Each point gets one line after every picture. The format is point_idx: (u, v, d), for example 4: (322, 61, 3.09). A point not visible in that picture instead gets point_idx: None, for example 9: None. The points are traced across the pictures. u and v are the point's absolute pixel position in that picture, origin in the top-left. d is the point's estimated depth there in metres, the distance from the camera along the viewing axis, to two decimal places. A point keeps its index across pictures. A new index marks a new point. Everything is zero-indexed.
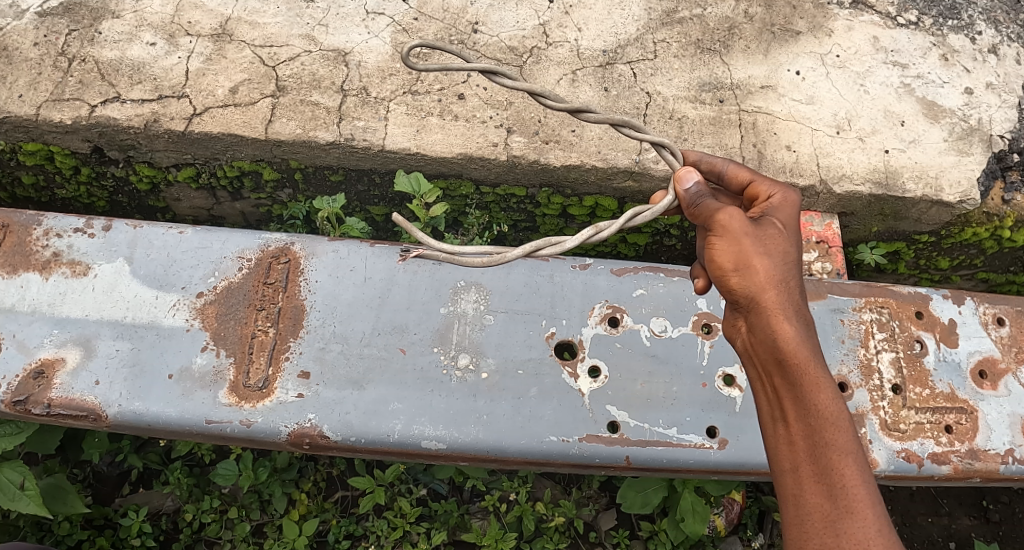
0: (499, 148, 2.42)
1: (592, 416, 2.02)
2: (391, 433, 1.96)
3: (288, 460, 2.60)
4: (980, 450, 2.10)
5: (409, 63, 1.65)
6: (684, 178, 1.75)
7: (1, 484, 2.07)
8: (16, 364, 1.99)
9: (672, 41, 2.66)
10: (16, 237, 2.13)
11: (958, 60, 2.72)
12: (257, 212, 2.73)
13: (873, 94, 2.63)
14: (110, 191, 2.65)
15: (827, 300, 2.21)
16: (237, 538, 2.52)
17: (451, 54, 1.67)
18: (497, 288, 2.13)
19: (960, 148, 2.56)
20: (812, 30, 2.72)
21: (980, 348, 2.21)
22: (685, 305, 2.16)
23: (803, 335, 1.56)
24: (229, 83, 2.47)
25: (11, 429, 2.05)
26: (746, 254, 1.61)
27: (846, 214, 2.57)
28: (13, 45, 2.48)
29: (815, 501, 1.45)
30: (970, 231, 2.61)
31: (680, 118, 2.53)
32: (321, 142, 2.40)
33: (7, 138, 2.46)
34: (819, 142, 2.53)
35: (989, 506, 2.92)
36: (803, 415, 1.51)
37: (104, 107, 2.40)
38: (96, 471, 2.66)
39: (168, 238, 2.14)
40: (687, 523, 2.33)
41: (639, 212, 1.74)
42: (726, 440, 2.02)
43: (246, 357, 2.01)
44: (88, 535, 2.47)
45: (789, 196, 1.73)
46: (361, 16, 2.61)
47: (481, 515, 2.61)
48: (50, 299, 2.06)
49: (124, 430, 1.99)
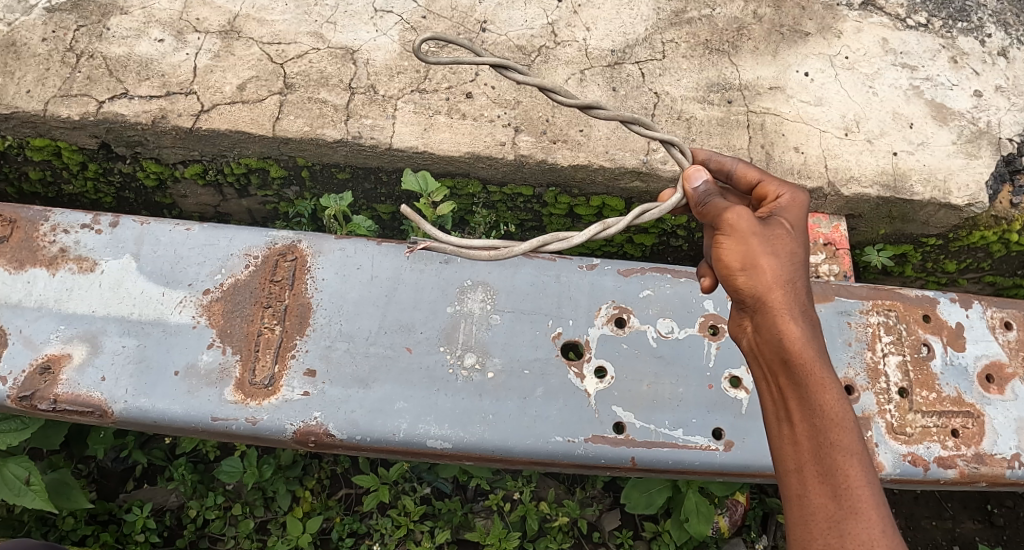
0: (506, 147, 2.42)
1: (598, 416, 2.02)
2: (396, 432, 1.96)
3: (292, 458, 2.60)
4: (986, 454, 2.09)
5: (422, 56, 1.65)
6: (693, 176, 1.74)
7: (7, 479, 2.08)
8: (22, 359, 1.99)
9: (680, 41, 2.65)
10: (23, 232, 2.13)
11: (967, 62, 2.71)
12: (263, 209, 2.73)
13: (882, 96, 2.62)
14: (117, 187, 2.65)
15: (835, 302, 2.20)
16: (241, 534, 2.52)
17: (463, 47, 1.66)
18: (504, 287, 2.13)
19: (968, 151, 2.55)
20: (821, 31, 2.71)
21: (987, 352, 2.20)
22: (692, 307, 2.15)
23: (809, 335, 1.55)
24: (237, 80, 2.47)
25: (16, 424, 2.06)
26: (753, 254, 1.60)
27: (854, 216, 2.56)
28: (21, 41, 2.48)
29: (819, 502, 1.45)
30: (977, 235, 2.60)
31: (689, 118, 2.52)
32: (328, 140, 2.40)
33: (15, 134, 2.46)
34: (827, 144, 2.53)
35: (994, 510, 2.91)
36: (808, 415, 1.51)
37: (112, 104, 2.40)
38: (100, 466, 2.66)
39: (175, 234, 2.14)
40: (691, 524, 2.33)
41: (647, 210, 1.73)
42: (732, 442, 2.02)
43: (252, 354, 2.01)
44: (92, 531, 2.48)
45: (798, 197, 1.72)
46: (370, 14, 2.61)
47: (485, 514, 2.61)
48: (57, 295, 2.06)
49: (129, 426, 1.99)
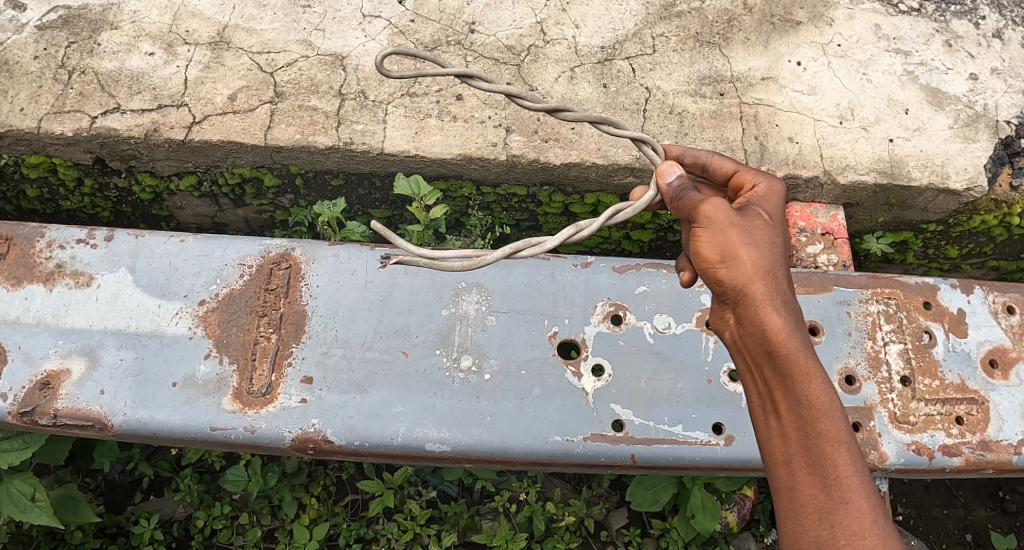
0: (499, 148, 2.41)
1: (597, 415, 2.00)
2: (394, 436, 1.95)
3: (297, 465, 2.61)
4: (991, 441, 2.07)
5: (386, 72, 1.60)
6: (665, 172, 1.69)
7: (13, 496, 2.10)
8: (21, 376, 2.00)
9: (670, 35, 2.64)
10: (19, 249, 2.14)
11: (962, 46, 2.68)
12: (260, 218, 2.75)
13: (876, 82, 2.60)
14: (113, 201, 2.68)
15: (834, 292, 2.18)
16: (248, 543, 2.52)
17: (426, 61, 1.59)
18: (498, 288, 2.13)
19: (965, 135, 2.52)
20: (812, 20, 2.70)
21: (990, 338, 2.18)
22: (689, 301, 2.14)
23: (792, 325, 1.52)
24: (228, 90, 2.47)
25: (17, 444, 2.06)
26: (731, 245, 1.58)
27: (851, 204, 2.54)
28: (13, 60, 2.50)
29: (809, 493, 1.42)
30: (978, 219, 2.56)
31: (681, 112, 2.50)
32: (321, 147, 2.40)
33: (10, 152, 2.48)
34: (821, 133, 2.51)
35: (1005, 497, 2.88)
36: (795, 407, 1.48)
37: (104, 118, 2.41)
38: (108, 479, 2.67)
39: (169, 246, 2.16)
40: (697, 520, 2.32)
41: (620, 209, 1.65)
42: (733, 436, 2.00)
43: (248, 363, 2.01)
44: (100, 544, 2.48)
45: (773, 186, 1.70)
46: (358, 19, 2.61)
47: (492, 515, 2.59)
48: (55, 310, 2.07)
49: (130, 438, 2.00)
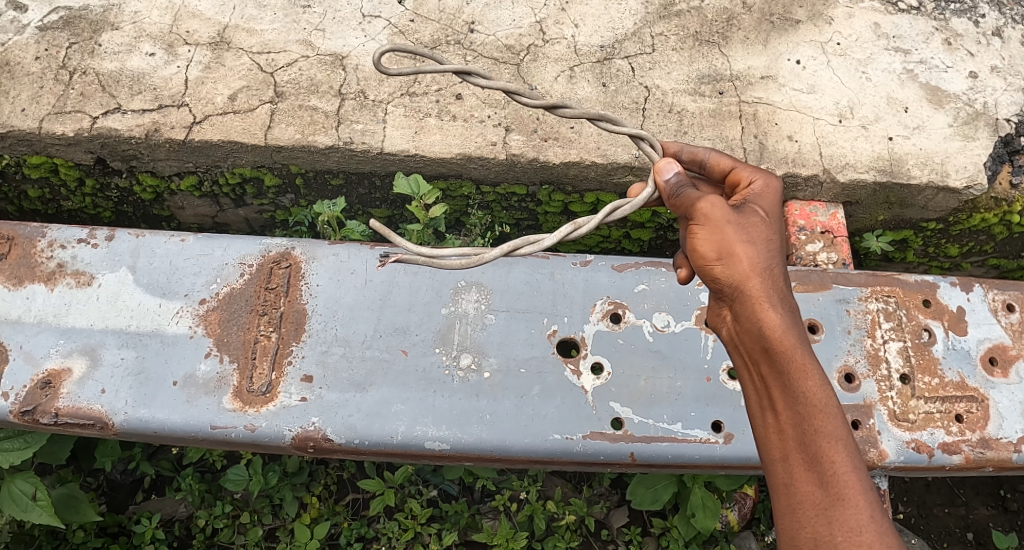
0: (498, 147, 2.42)
1: (596, 414, 2.01)
2: (394, 434, 1.96)
3: (299, 464, 2.62)
4: (991, 438, 2.07)
5: (383, 67, 1.60)
6: (664, 169, 1.70)
7: (15, 495, 2.11)
8: (23, 375, 2.01)
9: (670, 34, 2.65)
10: (21, 249, 2.15)
11: (961, 44, 2.68)
12: (260, 218, 2.76)
13: (875, 81, 2.60)
14: (114, 201, 2.69)
15: (833, 290, 2.18)
16: (249, 542, 2.52)
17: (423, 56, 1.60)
18: (498, 287, 2.13)
19: (965, 133, 2.52)
20: (811, 18, 2.70)
21: (990, 335, 2.18)
22: (688, 300, 2.15)
23: (789, 322, 1.52)
24: (228, 90, 2.48)
25: (18, 444, 2.07)
26: (728, 243, 1.58)
27: (851, 203, 2.54)
28: (15, 60, 2.51)
29: (806, 490, 1.42)
30: (978, 217, 2.56)
31: (680, 111, 2.51)
32: (320, 147, 2.41)
33: (12, 152, 2.49)
34: (821, 131, 2.51)
35: (1007, 496, 2.88)
36: (792, 403, 1.48)
37: (105, 119, 2.42)
38: (109, 478, 2.68)
39: (170, 246, 2.16)
40: (698, 518, 2.32)
41: (618, 206, 1.65)
42: (732, 435, 2.00)
43: (249, 362, 2.02)
44: (102, 543, 2.49)
45: (771, 183, 1.71)
46: (358, 19, 2.62)
47: (492, 514, 2.60)
48: (56, 310, 2.08)
49: (131, 437, 2.00)
